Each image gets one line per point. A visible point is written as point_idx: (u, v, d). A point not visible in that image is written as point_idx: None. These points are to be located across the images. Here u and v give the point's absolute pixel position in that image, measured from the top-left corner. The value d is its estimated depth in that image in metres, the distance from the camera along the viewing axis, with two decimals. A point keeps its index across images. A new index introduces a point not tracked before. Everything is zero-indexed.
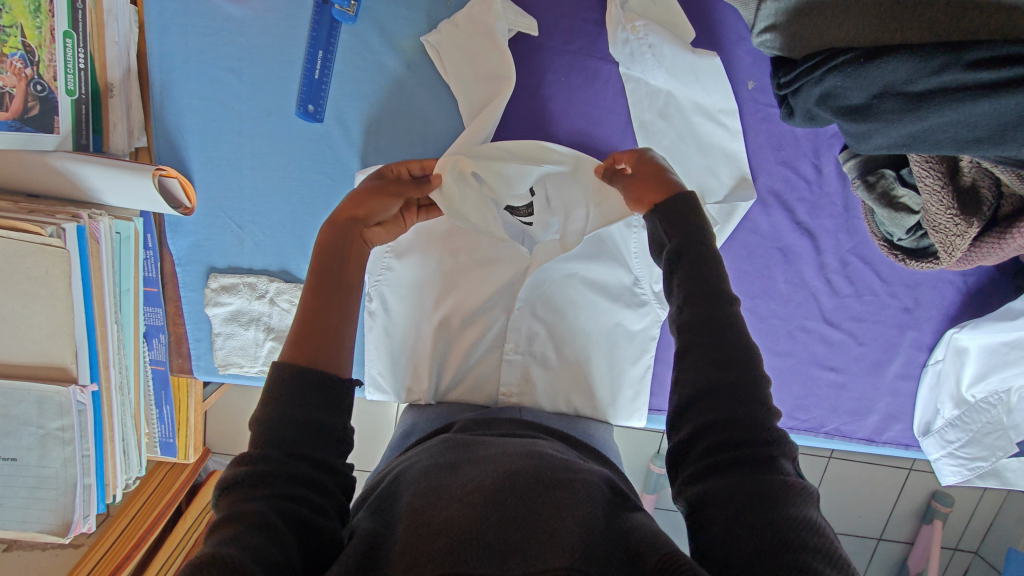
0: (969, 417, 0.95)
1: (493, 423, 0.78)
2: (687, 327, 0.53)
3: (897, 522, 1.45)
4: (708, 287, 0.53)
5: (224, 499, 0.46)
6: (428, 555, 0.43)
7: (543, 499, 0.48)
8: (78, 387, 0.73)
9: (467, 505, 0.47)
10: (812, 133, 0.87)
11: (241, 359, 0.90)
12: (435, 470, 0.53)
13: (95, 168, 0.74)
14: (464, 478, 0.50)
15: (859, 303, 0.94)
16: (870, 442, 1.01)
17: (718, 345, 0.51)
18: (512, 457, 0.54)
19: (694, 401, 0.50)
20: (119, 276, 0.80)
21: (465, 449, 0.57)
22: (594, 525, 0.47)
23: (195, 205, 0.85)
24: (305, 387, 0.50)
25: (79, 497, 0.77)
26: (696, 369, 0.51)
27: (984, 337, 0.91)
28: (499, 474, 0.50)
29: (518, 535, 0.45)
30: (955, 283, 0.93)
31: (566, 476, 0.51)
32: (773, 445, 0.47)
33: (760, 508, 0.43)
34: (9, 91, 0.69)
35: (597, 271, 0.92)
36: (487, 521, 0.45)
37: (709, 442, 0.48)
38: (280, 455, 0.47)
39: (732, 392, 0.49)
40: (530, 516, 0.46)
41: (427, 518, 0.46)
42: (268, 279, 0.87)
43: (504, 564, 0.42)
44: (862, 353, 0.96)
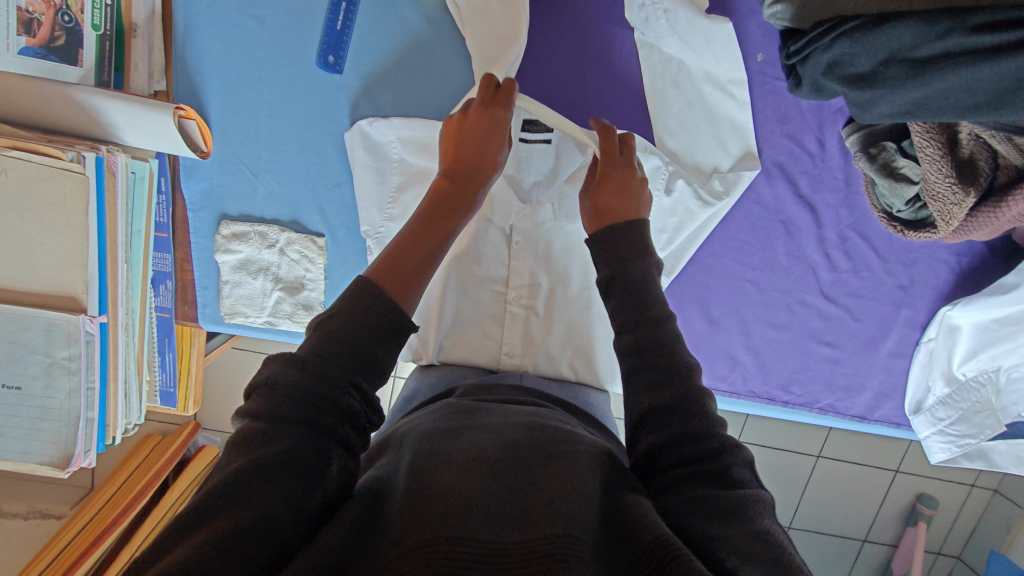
0: (959, 395, 0.98)
1: (494, 389, 0.79)
2: (635, 356, 0.57)
3: (884, 519, 1.46)
4: (638, 304, 0.59)
5: (258, 399, 0.48)
6: (423, 517, 0.41)
7: (547, 467, 0.46)
8: (88, 317, 0.74)
9: (467, 470, 0.45)
10: (816, 108, 0.89)
11: (247, 308, 0.91)
12: (436, 435, 0.52)
13: (116, 103, 0.75)
14: (464, 445, 0.49)
15: (856, 278, 0.96)
16: (863, 420, 1.03)
17: (663, 368, 0.54)
18: (514, 426, 0.53)
19: (650, 418, 0.53)
20: (132, 217, 0.82)
21: (467, 416, 0.56)
22: (593, 491, 0.46)
23: (211, 149, 0.86)
24: (378, 324, 0.51)
25: (82, 431, 0.77)
26: (645, 392, 0.54)
27: (976, 314, 0.93)
28: (503, 443, 0.49)
29: (521, 502, 0.43)
30: (949, 263, 0.96)
31: (565, 446, 0.49)
32: (726, 455, 0.49)
33: (710, 522, 0.44)
34: (37, 18, 0.71)
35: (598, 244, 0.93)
36: (487, 488, 0.44)
37: (665, 450, 0.51)
38: (304, 380, 0.47)
39: (681, 410, 0.52)
40: (531, 483, 0.45)
41: (427, 480, 0.45)
42: (279, 228, 0.88)
43: (502, 531, 0.41)
44: (858, 329, 0.99)
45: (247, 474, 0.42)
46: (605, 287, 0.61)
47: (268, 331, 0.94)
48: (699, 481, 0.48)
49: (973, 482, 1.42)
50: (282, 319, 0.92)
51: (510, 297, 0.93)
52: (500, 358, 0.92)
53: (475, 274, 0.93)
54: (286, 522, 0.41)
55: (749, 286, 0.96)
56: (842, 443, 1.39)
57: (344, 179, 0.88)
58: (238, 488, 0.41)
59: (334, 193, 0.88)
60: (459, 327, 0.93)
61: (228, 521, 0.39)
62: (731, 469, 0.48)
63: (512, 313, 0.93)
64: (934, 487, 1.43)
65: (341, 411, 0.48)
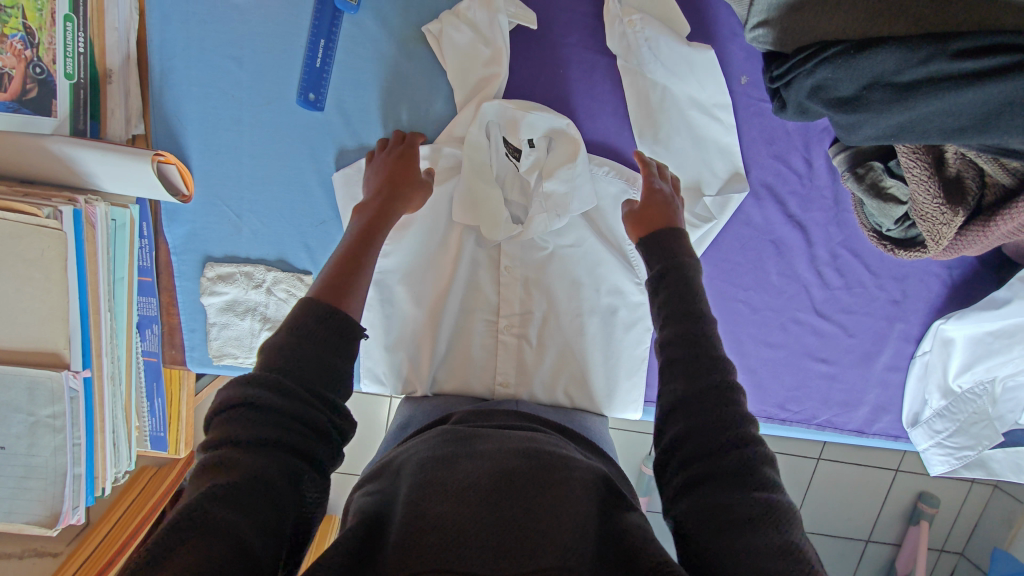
0: (956, 407, 0.97)
1: (491, 415, 0.77)
2: (673, 364, 0.53)
3: (885, 521, 1.46)
4: (686, 303, 0.56)
5: (219, 422, 0.44)
6: (419, 554, 0.42)
7: (540, 497, 0.47)
8: (71, 372, 0.72)
9: (460, 501, 0.46)
10: (802, 128, 0.89)
11: (236, 349, 0.90)
12: (432, 462, 0.52)
13: (92, 152, 0.73)
14: (461, 474, 0.49)
15: (848, 295, 0.96)
16: (861, 434, 1.03)
17: (693, 360, 0.52)
18: (511, 448, 0.53)
19: (674, 408, 0.51)
20: (114, 264, 0.81)
21: (461, 437, 0.56)
22: (587, 519, 0.46)
23: (193, 192, 0.84)
24: (331, 332, 0.49)
25: (69, 487, 0.75)
26: (674, 382, 0.52)
27: (969, 327, 0.92)
28: (500, 471, 0.49)
29: (514, 535, 0.43)
30: (941, 276, 0.96)
31: (560, 474, 0.50)
32: (752, 453, 0.47)
33: (730, 533, 0.43)
34: (8, 72, 0.69)
35: (589, 269, 0.92)
36: (480, 519, 0.44)
37: (689, 455, 0.48)
38: (276, 400, 0.44)
39: (706, 402, 0.49)
40: (524, 514, 0.45)
41: (424, 511, 0.46)
42: (265, 267, 0.87)
43: (496, 565, 0.41)
44: (852, 345, 0.99)
45: (212, 506, 0.38)
46: (654, 284, 0.58)
47: None
48: (716, 486, 0.46)
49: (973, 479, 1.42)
50: None
51: (501, 325, 0.91)
52: (494, 388, 0.91)
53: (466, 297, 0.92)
54: (259, 550, 0.39)
55: (743, 306, 0.95)
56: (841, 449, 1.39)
57: (329, 217, 0.86)
58: (209, 517, 0.38)
59: (320, 231, 0.87)
60: (451, 356, 0.92)
61: (196, 556, 0.36)
62: (751, 473, 0.46)
63: (505, 338, 0.92)
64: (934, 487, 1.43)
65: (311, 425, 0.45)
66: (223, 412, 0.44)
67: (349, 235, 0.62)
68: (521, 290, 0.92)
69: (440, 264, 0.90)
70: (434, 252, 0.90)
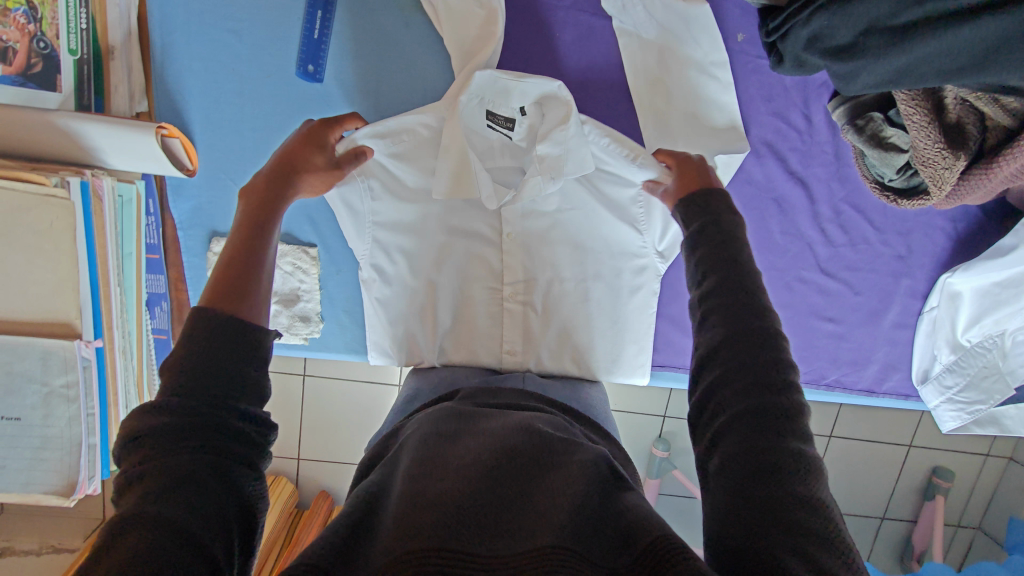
0: (966, 362, 0.97)
1: (498, 391, 0.77)
2: (715, 320, 0.51)
3: (900, 496, 1.45)
4: (722, 259, 0.53)
5: (132, 446, 0.42)
6: (416, 524, 0.42)
7: (534, 479, 0.47)
8: (83, 341, 0.73)
9: (463, 480, 0.46)
10: (801, 83, 0.89)
11: None
12: (434, 442, 0.52)
13: (99, 126, 0.74)
14: (462, 453, 0.49)
15: (853, 252, 0.96)
16: (871, 394, 1.03)
17: (736, 309, 0.50)
18: (513, 429, 0.53)
19: (713, 353, 0.49)
20: (122, 239, 0.82)
21: (465, 420, 0.57)
22: (583, 493, 0.46)
23: (197, 166, 0.85)
24: (228, 338, 0.47)
25: (84, 457, 0.76)
26: (717, 324, 0.50)
27: (976, 279, 0.92)
28: (500, 450, 0.49)
29: (509, 516, 0.44)
30: (945, 229, 0.95)
31: (560, 457, 0.49)
32: (789, 405, 0.45)
33: (755, 485, 0.42)
34: (13, 46, 0.72)
35: (587, 236, 0.92)
36: (479, 497, 0.44)
37: (734, 399, 0.46)
38: (182, 417, 0.43)
39: (746, 341, 0.48)
40: (521, 496, 0.45)
41: (422, 488, 0.45)
42: None
43: (492, 543, 0.41)
44: (859, 303, 0.98)
45: (148, 509, 0.38)
46: (692, 242, 0.56)
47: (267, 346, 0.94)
48: (756, 425, 0.44)
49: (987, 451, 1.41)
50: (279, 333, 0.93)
51: (505, 293, 0.91)
52: (502, 356, 0.91)
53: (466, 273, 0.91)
54: (211, 541, 0.38)
55: None
56: (852, 420, 1.38)
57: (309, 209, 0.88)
58: (148, 517, 0.37)
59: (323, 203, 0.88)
60: (456, 326, 0.92)
61: (146, 547, 0.36)
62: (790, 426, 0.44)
63: (508, 311, 0.91)
64: (949, 458, 1.42)
65: (226, 430, 0.44)
66: (129, 443, 0.43)
67: (236, 228, 0.57)
68: (522, 263, 0.92)
69: (440, 241, 0.89)
70: (435, 226, 0.89)
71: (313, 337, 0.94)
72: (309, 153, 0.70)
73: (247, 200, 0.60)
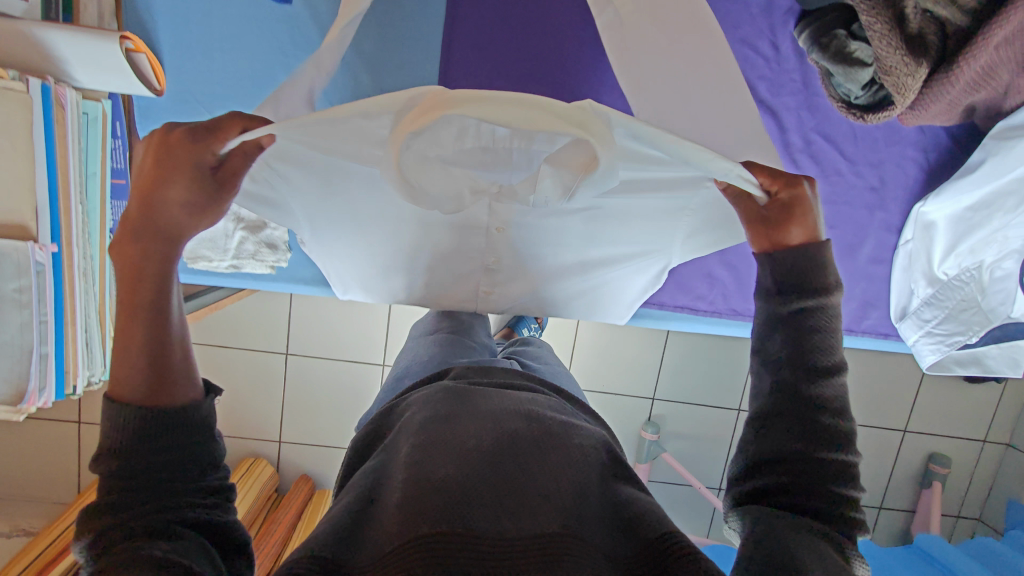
0: (943, 295, 0.96)
1: (490, 372, 0.77)
2: (786, 335, 0.55)
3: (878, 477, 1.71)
4: (805, 291, 0.55)
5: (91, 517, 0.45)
6: (423, 505, 0.43)
7: (536, 459, 0.48)
8: (37, 245, 0.73)
9: (469, 460, 0.47)
10: (767, 9, 0.88)
11: (209, 252, 0.89)
12: (438, 415, 0.54)
13: (62, 34, 0.74)
14: (464, 435, 0.50)
15: (825, 184, 0.96)
16: (849, 332, 1.03)
17: (803, 349, 0.53)
18: (513, 414, 0.54)
19: (781, 371, 0.54)
20: (86, 158, 0.82)
21: (469, 393, 0.58)
22: (582, 484, 0.48)
23: (165, 87, 0.85)
24: (158, 425, 0.49)
25: (35, 367, 0.77)
26: (781, 346, 0.55)
27: (949, 205, 0.90)
28: (501, 433, 0.51)
29: (513, 498, 0.45)
30: (917, 160, 0.95)
31: (558, 441, 0.51)
32: (834, 429, 0.50)
33: (785, 521, 0.46)
34: None
35: (619, 225, 0.74)
36: (485, 479, 0.46)
37: (784, 457, 0.50)
38: (133, 486, 0.46)
39: (805, 379, 0.53)
40: (523, 474, 0.47)
41: (426, 472, 0.46)
42: None
43: (498, 522, 0.42)
44: (834, 238, 0.98)
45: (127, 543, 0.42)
46: (776, 280, 0.56)
47: (233, 277, 0.93)
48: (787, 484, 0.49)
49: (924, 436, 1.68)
50: (246, 263, 0.91)
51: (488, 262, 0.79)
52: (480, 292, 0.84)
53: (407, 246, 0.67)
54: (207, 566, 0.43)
55: None
56: None
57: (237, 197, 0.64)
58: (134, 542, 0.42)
59: None
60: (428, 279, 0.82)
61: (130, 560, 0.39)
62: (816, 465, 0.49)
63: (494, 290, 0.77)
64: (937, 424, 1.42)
65: (182, 471, 0.49)
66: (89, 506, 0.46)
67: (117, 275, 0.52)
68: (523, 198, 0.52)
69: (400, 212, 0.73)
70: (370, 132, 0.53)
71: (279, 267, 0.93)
72: (182, 162, 0.51)
73: (118, 255, 0.51)
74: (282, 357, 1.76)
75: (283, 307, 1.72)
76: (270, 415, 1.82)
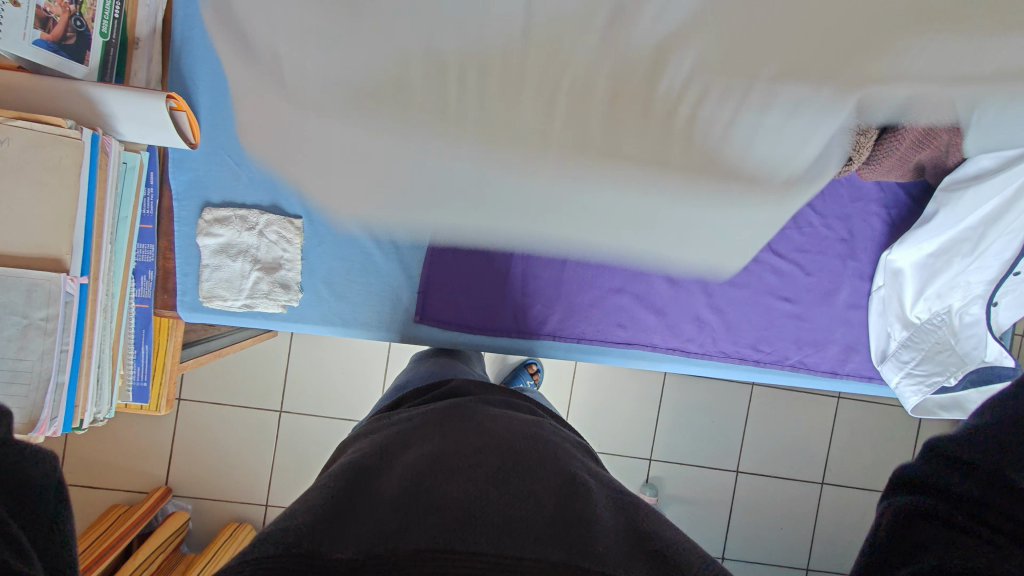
0: (918, 338, 1.02)
1: (488, 389, 0.81)
2: None
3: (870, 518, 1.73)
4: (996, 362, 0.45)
5: None
6: (429, 524, 0.48)
7: (523, 481, 0.54)
8: (70, 277, 0.79)
9: (471, 484, 0.52)
10: None
11: (225, 291, 0.96)
12: (440, 444, 0.60)
13: (117, 94, 0.82)
14: (467, 453, 0.57)
15: (800, 234, 1.04)
16: (835, 374, 1.10)
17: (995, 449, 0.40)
18: (514, 438, 0.62)
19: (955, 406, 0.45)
20: (120, 203, 0.89)
21: (469, 423, 0.65)
22: (563, 505, 0.52)
23: (199, 141, 0.93)
24: None
25: (51, 394, 0.79)
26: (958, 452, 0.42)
27: (912, 253, 0.99)
28: (501, 453, 0.58)
29: (504, 514, 0.50)
30: (880, 215, 1.05)
31: (546, 469, 0.57)
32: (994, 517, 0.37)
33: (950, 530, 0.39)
34: (54, 18, 0.77)
35: None
36: (488, 495, 0.51)
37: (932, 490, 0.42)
38: None
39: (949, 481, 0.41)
40: (518, 493, 0.52)
41: (430, 487, 0.52)
42: (259, 211, 0.96)
43: (482, 538, 0.47)
44: (811, 284, 1.06)
45: None
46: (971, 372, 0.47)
47: (245, 316, 0.99)
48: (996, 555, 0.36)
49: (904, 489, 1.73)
50: (259, 300, 0.99)
51: None
52: None
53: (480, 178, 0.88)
54: None
55: None
56: None
57: None
58: None
59: None
60: None
61: None
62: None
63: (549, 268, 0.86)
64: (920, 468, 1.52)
65: None
66: None
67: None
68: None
69: None
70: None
71: (290, 304, 1.00)
72: None
73: None
74: (276, 415, 1.72)
75: (280, 362, 1.71)
76: (259, 477, 1.74)
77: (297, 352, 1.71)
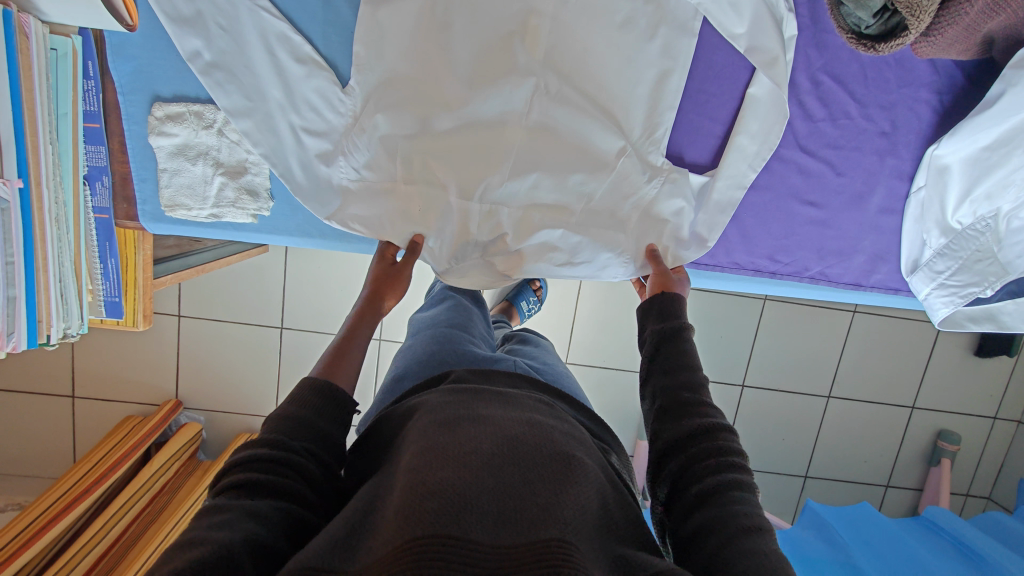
0: (957, 244, 0.93)
1: (491, 374, 0.76)
2: (669, 417, 0.67)
3: (881, 432, 1.70)
4: (671, 395, 0.68)
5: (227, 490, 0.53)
6: (419, 508, 0.45)
7: (524, 472, 0.51)
8: (2, 180, 0.71)
9: (469, 475, 0.49)
10: None
11: (189, 199, 0.88)
12: (435, 432, 0.56)
13: None
14: (463, 440, 0.53)
15: (833, 128, 0.90)
16: (857, 286, 1.01)
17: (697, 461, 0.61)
18: (512, 422, 0.58)
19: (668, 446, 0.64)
20: (55, 97, 0.78)
21: (465, 406, 0.61)
22: (564, 497, 0.49)
23: (138, 23, 0.77)
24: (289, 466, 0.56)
25: (2, 307, 0.75)
26: (687, 475, 0.61)
27: (964, 147, 0.87)
28: (500, 439, 0.54)
29: (499, 504, 0.47)
30: (931, 103, 0.90)
31: (544, 454, 0.54)
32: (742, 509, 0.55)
33: (739, 534, 0.52)
34: None
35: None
36: (483, 482, 0.48)
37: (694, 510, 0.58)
38: (273, 480, 0.54)
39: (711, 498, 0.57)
40: (521, 484, 0.49)
41: (423, 478, 0.49)
42: (215, 107, 0.83)
43: (475, 527, 0.44)
44: (841, 186, 0.94)
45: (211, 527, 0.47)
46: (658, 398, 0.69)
47: (215, 225, 0.91)
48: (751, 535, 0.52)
49: (913, 404, 1.68)
50: (227, 211, 0.90)
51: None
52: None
53: (501, 96, 0.84)
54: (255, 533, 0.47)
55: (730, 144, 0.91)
56: None
57: None
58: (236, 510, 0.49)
59: None
60: None
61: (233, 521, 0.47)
62: (728, 458, 0.61)
63: (547, 153, 0.87)
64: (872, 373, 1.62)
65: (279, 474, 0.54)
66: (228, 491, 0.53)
67: None
68: (529, 250, 0.93)
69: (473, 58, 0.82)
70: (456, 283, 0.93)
71: (262, 214, 0.91)
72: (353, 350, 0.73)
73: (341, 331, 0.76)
74: (277, 330, 1.69)
75: (276, 278, 1.65)
76: (266, 391, 1.74)
77: (292, 267, 1.64)
